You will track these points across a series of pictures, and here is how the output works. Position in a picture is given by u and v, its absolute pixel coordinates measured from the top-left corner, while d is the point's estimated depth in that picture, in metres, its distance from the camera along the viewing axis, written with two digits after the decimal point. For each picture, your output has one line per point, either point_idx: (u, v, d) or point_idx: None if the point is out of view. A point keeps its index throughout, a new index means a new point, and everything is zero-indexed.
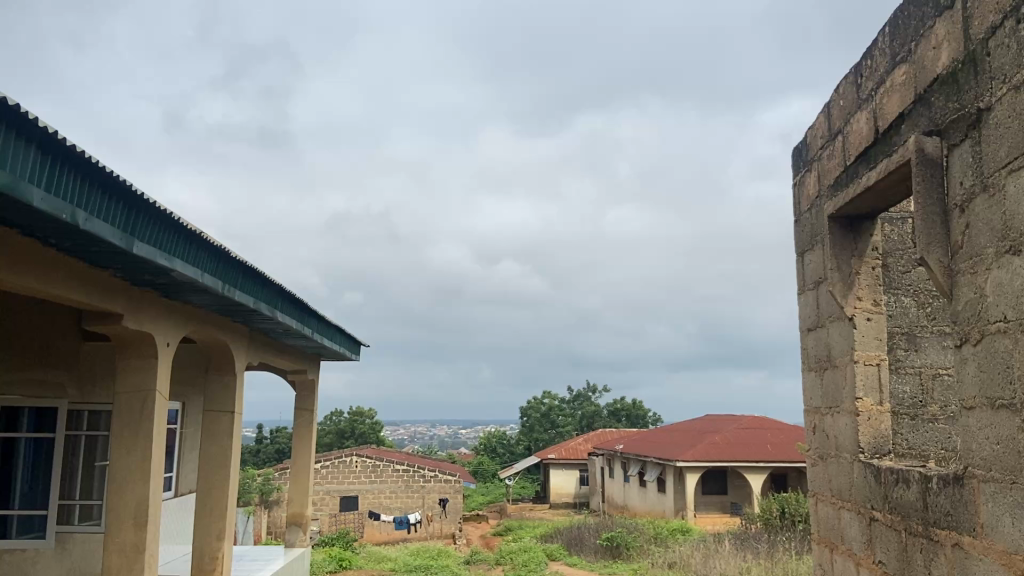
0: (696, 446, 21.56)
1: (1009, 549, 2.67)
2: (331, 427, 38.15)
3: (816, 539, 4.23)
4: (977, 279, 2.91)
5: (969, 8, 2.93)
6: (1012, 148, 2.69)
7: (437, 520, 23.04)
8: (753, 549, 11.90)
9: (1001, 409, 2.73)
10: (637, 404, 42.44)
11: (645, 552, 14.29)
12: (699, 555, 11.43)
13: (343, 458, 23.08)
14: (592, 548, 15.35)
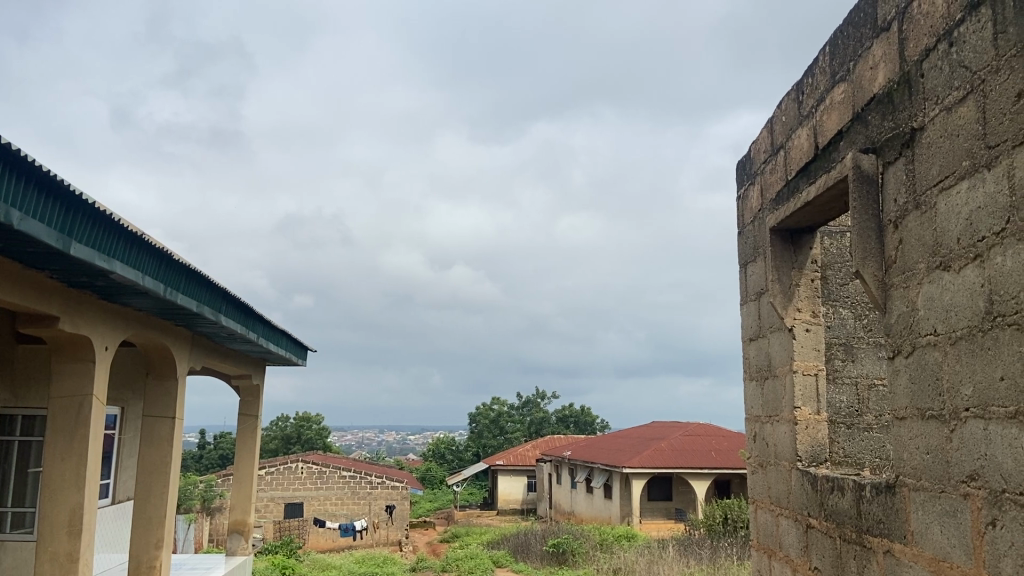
0: (640, 453, 21.85)
1: (938, 556, 2.76)
2: (277, 432, 37.64)
3: (756, 545, 4.30)
4: (909, 293, 3.00)
5: (904, 33, 3.03)
6: (944, 167, 2.80)
7: (383, 528, 22.86)
8: (695, 555, 12.07)
9: (931, 419, 2.83)
10: (586, 410, 42.81)
11: (590, 558, 14.41)
12: (644, 560, 11.56)
13: (287, 465, 22.68)
14: (538, 555, 15.39)
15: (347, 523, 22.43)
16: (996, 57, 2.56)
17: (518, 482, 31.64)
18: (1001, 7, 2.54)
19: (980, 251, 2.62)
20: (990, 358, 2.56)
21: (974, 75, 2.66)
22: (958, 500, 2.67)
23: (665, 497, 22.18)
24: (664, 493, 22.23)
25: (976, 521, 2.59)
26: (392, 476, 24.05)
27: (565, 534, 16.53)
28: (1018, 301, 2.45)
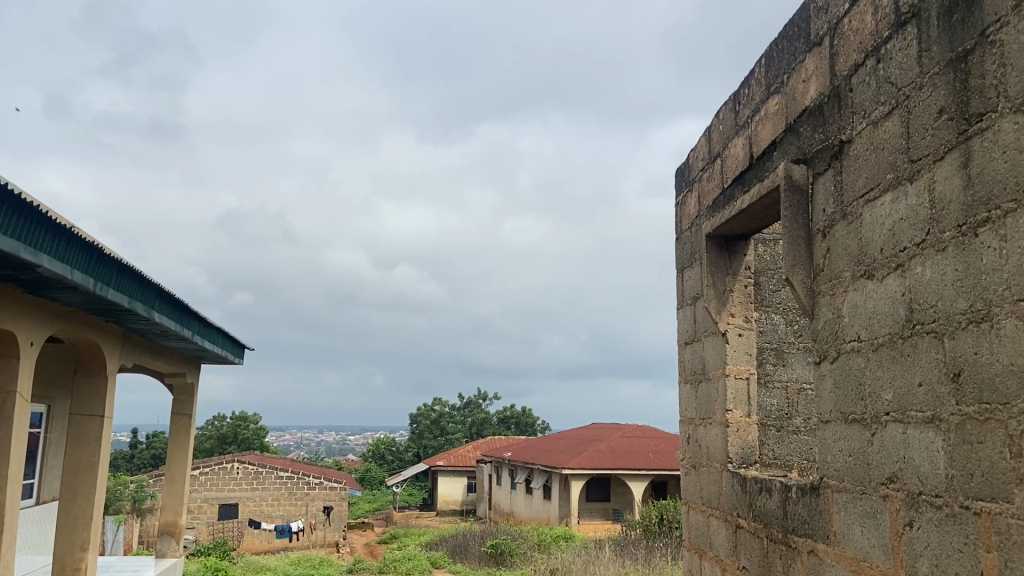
0: (580, 454, 22.10)
1: (858, 556, 2.86)
2: (212, 432, 36.89)
3: (687, 545, 4.37)
4: (836, 300, 3.09)
5: (835, 48, 3.13)
6: (869, 179, 2.91)
7: (320, 529, 22.59)
8: (629, 555, 12.21)
9: (854, 423, 2.93)
10: (528, 412, 43.03)
11: (528, 557, 14.48)
12: (582, 560, 11.67)
13: (223, 465, 22.21)
14: (476, 556, 15.40)
15: (283, 524, 22.04)
16: (920, 75, 2.69)
17: (459, 484, 31.56)
18: (926, 27, 2.66)
19: (902, 261, 2.74)
20: (909, 364, 2.68)
21: (899, 91, 2.78)
22: (878, 502, 2.77)
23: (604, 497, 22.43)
24: (602, 493, 22.48)
25: (894, 522, 2.70)
26: (332, 476, 23.77)
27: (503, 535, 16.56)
28: (937, 310, 2.58)
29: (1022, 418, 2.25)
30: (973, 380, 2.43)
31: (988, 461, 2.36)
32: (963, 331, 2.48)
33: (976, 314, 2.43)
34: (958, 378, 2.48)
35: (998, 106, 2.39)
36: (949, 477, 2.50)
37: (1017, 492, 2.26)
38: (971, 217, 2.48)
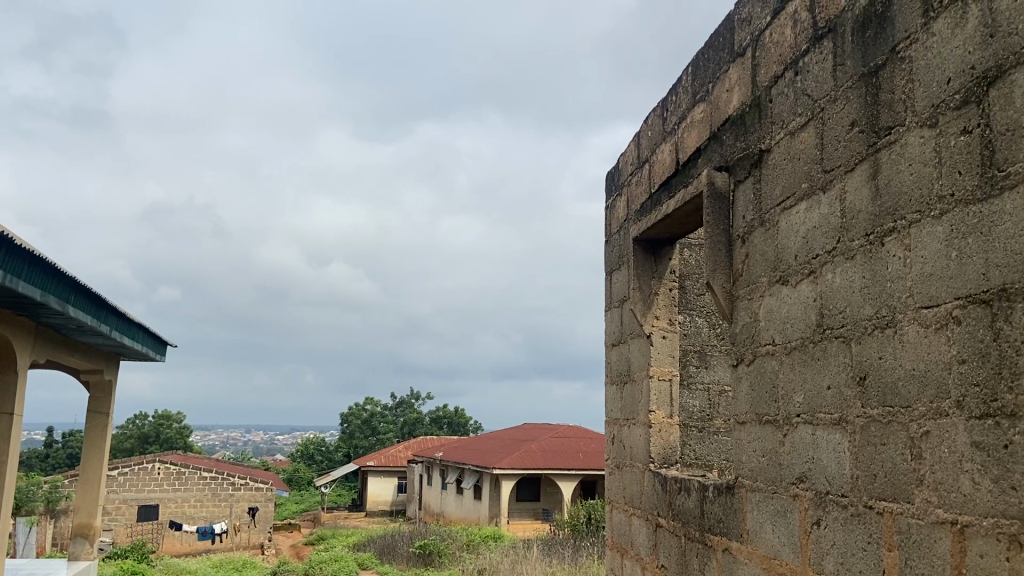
0: (512, 454, 22.22)
1: (770, 554, 2.93)
2: (132, 433, 35.83)
3: (609, 544, 4.43)
4: (753, 305, 3.18)
5: (757, 60, 3.22)
6: (786, 188, 3.00)
7: (244, 530, 22.19)
8: (556, 555, 12.29)
9: (767, 424, 3.01)
10: (461, 412, 43.00)
11: (456, 557, 14.48)
12: (509, 560, 11.71)
13: (144, 465, 21.56)
14: (403, 557, 15.35)
15: (207, 525, 21.57)
16: (834, 88, 2.78)
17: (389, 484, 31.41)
18: (841, 42, 2.76)
19: (814, 268, 2.84)
20: (819, 368, 2.78)
21: (814, 103, 2.87)
22: (787, 501, 2.86)
23: (535, 497, 22.63)
24: (533, 494, 22.56)
25: (802, 520, 2.78)
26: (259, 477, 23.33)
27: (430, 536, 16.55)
28: (845, 316, 2.68)
29: (922, 421, 2.36)
30: (877, 384, 2.54)
31: (890, 462, 2.46)
32: (869, 336, 2.58)
33: (882, 320, 2.54)
34: (863, 381, 2.59)
35: (906, 121, 2.50)
36: (853, 477, 2.59)
37: (917, 492, 2.37)
38: (879, 227, 2.58)
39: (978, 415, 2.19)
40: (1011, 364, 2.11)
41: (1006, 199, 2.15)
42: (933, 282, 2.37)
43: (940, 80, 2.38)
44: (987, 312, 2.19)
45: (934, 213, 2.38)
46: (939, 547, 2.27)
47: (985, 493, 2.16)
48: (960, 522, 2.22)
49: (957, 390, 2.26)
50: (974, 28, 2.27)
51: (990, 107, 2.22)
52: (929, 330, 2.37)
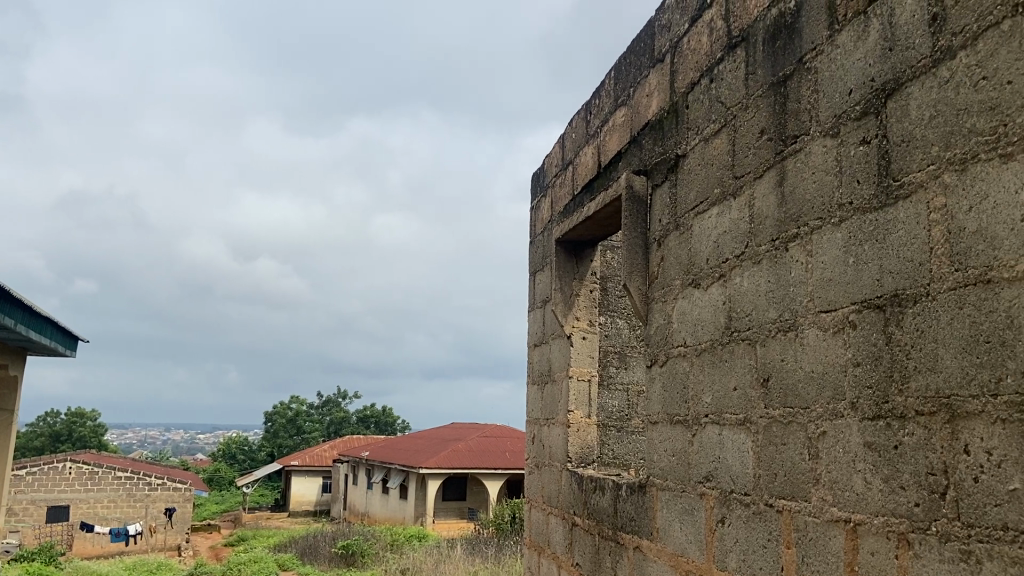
0: (440, 454, 22.19)
1: (677, 552, 2.99)
2: (45, 432, 34.60)
3: (528, 542, 4.45)
4: (667, 307, 3.25)
5: (675, 66, 3.28)
6: (699, 193, 3.08)
7: (160, 531, 21.49)
8: (481, 555, 12.28)
9: (678, 424, 3.09)
10: (388, 412, 42.76)
11: (378, 557, 14.35)
12: (433, 559, 11.67)
13: (54, 465, 20.91)
14: (326, 557, 15.23)
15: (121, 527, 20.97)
16: (745, 96, 2.85)
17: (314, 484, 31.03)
18: (753, 51, 2.83)
19: (724, 272, 2.92)
20: (726, 369, 2.86)
21: (727, 110, 2.95)
22: (694, 500, 2.93)
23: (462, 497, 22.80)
24: (457, 493, 22.85)
25: (708, 518, 2.85)
26: (177, 478, 22.66)
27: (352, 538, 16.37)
28: (751, 319, 2.77)
29: (820, 422, 2.45)
30: (779, 385, 2.62)
31: (789, 461, 2.54)
32: (772, 339, 2.67)
33: (784, 323, 2.62)
34: (767, 383, 2.67)
35: (810, 130, 2.57)
36: (756, 476, 2.67)
37: (814, 490, 2.45)
38: (783, 233, 2.66)
39: (870, 416, 2.29)
40: (901, 367, 2.21)
41: (900, 208, 2.25)
42: (831, 288, 2.46)
43: (842, 91, 2.46)
44: (881, 317, 2.28)
45: (834, 220, 2.47)
46: (833, 545, 2.36)
47: (876, 492, 2.25)
48: (852, 521, 2.31)
49: (852, 392, 2.35)
50: (873, 42, 2.36)
51: (887, 120, 2.31)
52: (827, 334, 2.45)
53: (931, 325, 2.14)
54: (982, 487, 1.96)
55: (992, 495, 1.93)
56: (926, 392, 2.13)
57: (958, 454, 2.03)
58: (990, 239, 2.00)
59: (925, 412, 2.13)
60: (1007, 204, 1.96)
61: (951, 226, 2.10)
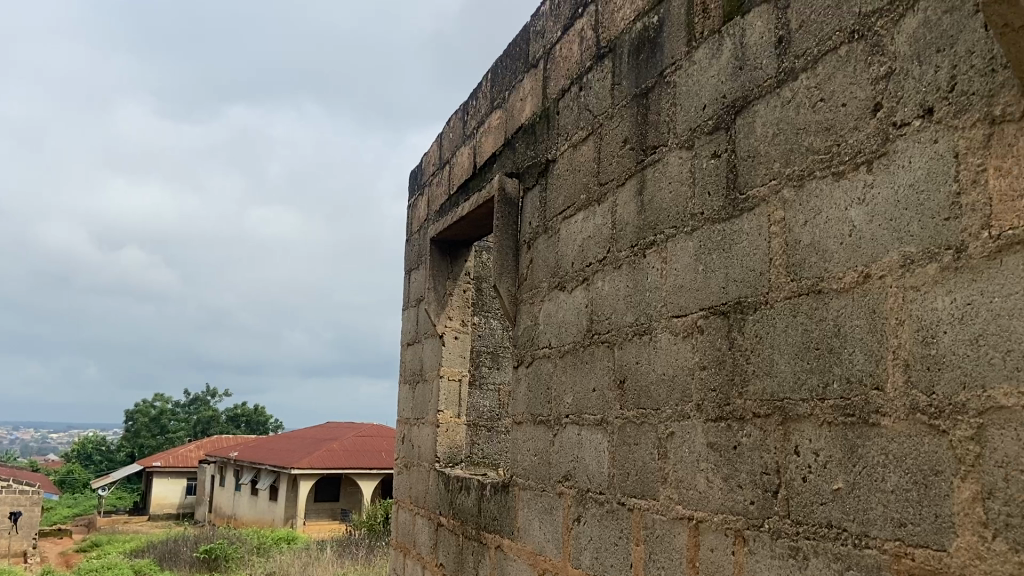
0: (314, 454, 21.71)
1: (536, 550, 3.12)
2: None
3: (394, 544, 4.47)
4: (534, 308, 3.46)
5: (547, 73, 3.52)
6: (567, 199, 3.30)
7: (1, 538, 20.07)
8: (351, 556, 12.13)
9: (541, 424, 3.25)
10: (262, 412, 41.62)
11: (245, 561, 13.94)
12: (300, 563, 11.46)
13: None
14: (187, 562, 14.69)
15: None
16: (611, 106, 3.07)
17: (178, 485, 29.81)
18: (618, 62, 3.06)
19: (587, 275, 3.12)
20: (587, 370, 3.04)
21: (594, 118, 3.17)
22: (553, 499, 3.06)
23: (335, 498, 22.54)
24: (330, 494, 22.56)
25: (565, 517, 2.98)
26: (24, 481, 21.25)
27: (220, 540, 15.80)
28: (610, 322, 2.95)
29: (668, 422, 2.60)
30: (634, 387, 2.79)
31: (641, 460, 2.68)
32: (629, 341, 2.84)
33: (640, 327, 2.80)
34: (623, 384, 2.84)
35: (668, 141, 2.78)
36: (610, 475, 2.81)
37: (661, 489, 2.58)
38: (641, 240, 2.85)
39: (713, 417, 2.43)
40: (741, 371, 2.36)
41: (745, 220, 2.43)
42: (683, 294, 2.63)
43: (697, 105, 2.66)
44: (725, 322, 2.44)
45: (687, 230, 2.65)
46: (677, 541, 2.47)
47: (716, 490, 2.37)
48: (695, 518, 2.43)
49: (698, 394, 2.51)
50: (726, 60, 2.55)
51: (737, 134, 2.50)
52: (678, 338, 2.62)
53: (768, 332, 2.29)
54: (810, 487, 2.09)
55: (818, 494, 2.06)
56: (762, 396, 2.28)
57: (789, 454, 2.16)
58: (821, 252, 2.17)
59: (762, 414, 2.27)
60: (837, 220, 2.13)
61: (788, 239, 2.27)
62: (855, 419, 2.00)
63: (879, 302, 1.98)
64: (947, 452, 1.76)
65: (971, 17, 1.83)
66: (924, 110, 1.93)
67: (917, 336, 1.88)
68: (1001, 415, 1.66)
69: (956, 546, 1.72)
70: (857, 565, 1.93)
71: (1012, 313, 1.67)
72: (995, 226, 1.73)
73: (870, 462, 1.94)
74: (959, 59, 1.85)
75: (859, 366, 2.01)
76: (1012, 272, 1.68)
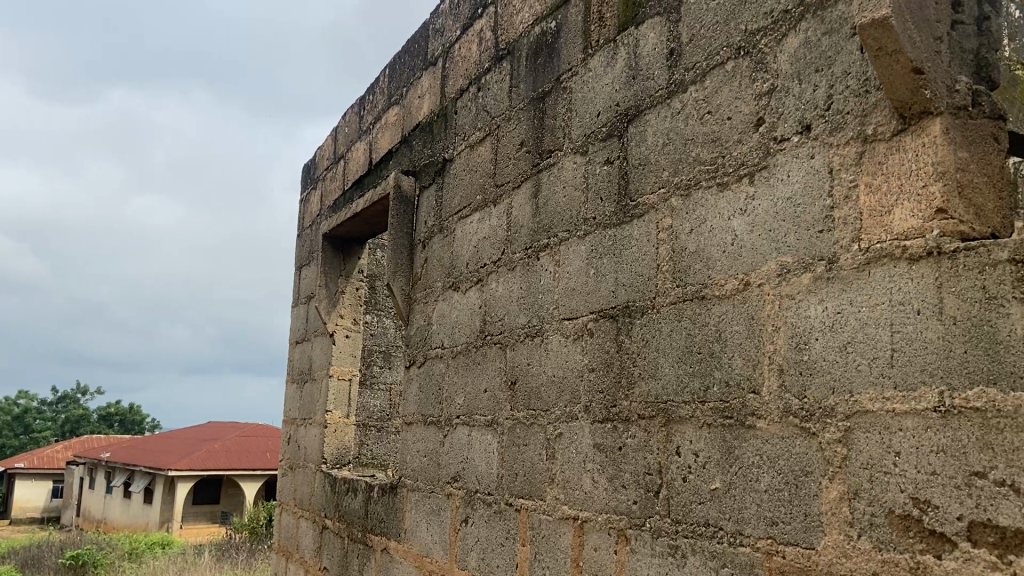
0: (195, 453, 20.92)
1: (422, 552, 3.10)
2: None
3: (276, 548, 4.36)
4: (427, 308, 3.45)
5: (445, 71, 3.54)
6: (463, 199, 3.32)
7: None
8: (230, 561, 11.70)
9: (431, 425, 3.24)
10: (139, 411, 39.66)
11: (114, 567, 13.25)
12: (172, 568, 11.00)
13: None
14: (50, 570, 13.81)
15: None
16: (509, 108, 3.12)
17: (42, 488, 28.01)
18: (516, 64, 3.10)
19: (481, 276, 3.14)
20: (478, 371, 3.05)
21: (492, 120, 3.21)
22: (442, 500, 3.06)
23: (212, 500, 21.77)
24: (209, 496, 21.73)
25: (453, 518, 2.99)
26: None
27: (88, 545, 14.91)
28: (503, 324, 2.97)
29: (557, 423, 2.64)
30: (524, 388, 2.81)
31: (529, 461, 2.71)
32: (521, 343, 2.87)
33: (532, 329, 2.83)
34: (514, 385, 2.86)
35: (563, 146, 2.84)
36: (499, 476, 2.82)
37: (549, 489, 2.61)
38: (535, 243, 2.89)
39: (600, 419, 2.48)
40: (628, 373, 2.42)
41: (634, 226, 2.49)
42: (575, 297, 2.67)
43: (592, 112, 2.73)
44: (614, 326, 2.50)
45: (580, 234, 2.70)
46: (562, 541, 2.51)
47: (601, 490, 2.42)
48: (580, 518, 2.47)
49: (586, 396, 2.56)
50: (620, 69, 2.63)
51: (629, 142, 2.56)
52: (568, 340, 2.67)
53: (654, 335, 2.36)
54: (689, 487, 2.16)
55: (697, 494, 2.13)
56: (647, 398, 2.34)
57: (671, 455, 2.23)
58: (705, 259, 2.25)
59: (646, 416, 2.33)
60: (721, 229, 2.21)
61: (675, 246, 2.34)
62: (733, 421, 2.08)
63: (757, 309, 2.07)
64: (817, 454, 1.86)
65: (847, 40, 1.93)
66: (803, 126, 2.03)
67: (791, 343, 1.97)
68: (866, 419, 1.77)
69: (823, 544, 1.81)
70: (732, 562, 2.00)
71: (878, 323, 1.78)
72: (864, 240, 1.84)
73: (746, 463, 2.02)
74: (836, 79, 1.95)
75: (737, 370, 2.09)
76: (879, 284, 1.79)
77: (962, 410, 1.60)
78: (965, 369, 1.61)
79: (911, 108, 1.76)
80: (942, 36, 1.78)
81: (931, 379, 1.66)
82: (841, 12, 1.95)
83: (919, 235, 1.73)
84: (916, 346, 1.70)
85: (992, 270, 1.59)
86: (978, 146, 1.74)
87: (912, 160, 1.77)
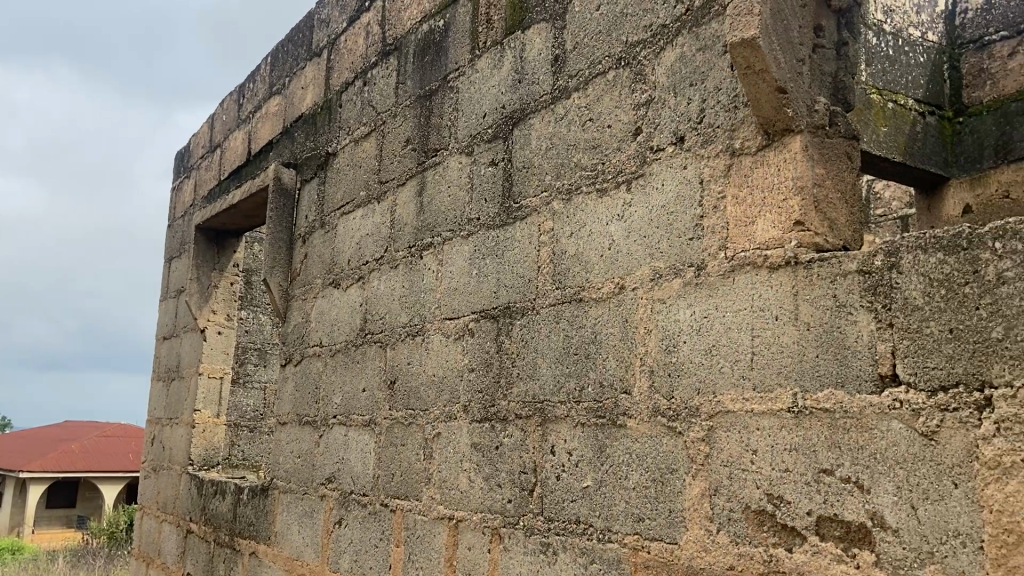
0: (52, 453, 19.60)
1: (292, 555, 3.03)
2: None
3: (135, 554, 4.18)
4: (306, 305, 3.37)
5: (330, 63, 3.47)
6: (346, 194, 3.27)
7: None
8: (85, 566, 11.03)
9: (306, 425, 3.17)
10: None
11: None
12: None
13: None
14: None
15: None
16: (395, 104, 3.10)
17: None
18: (403, 60, 3.08)
19: (363, 274, 3.10)
20: (357, 370, 3.00)
21: (377, 115, 3.18)
22: (315, 502, 3.00)
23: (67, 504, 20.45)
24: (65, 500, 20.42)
25: (327, 520, 2.93)
26: None
27: None
28: (384, 323, 2.94)
29: (435, 423, 2.63)
30: (403, 388, 2.79)
31: (406, 461, 2.69)
32: (402, 342, 2.85)
33: (413, 328, 2.81)
34: (393, 385, 2.83)
35: (448, 146, 2.84)
36: (375, 476, 2.79)
37: (424, 490, 2.61)
38: (419, 241, 2.87)
39: (478, 418, 2.50)
40: (507, 373, 2.44)
41: (517, 228, 2.52)
42: (457, 297, 2.67)
43: (477, 113, 2.75)
44: (495, 326, 2.52)
45: (463, 234, 2.70)
46: (437, 541, 2.51)
47: (477, 490, 2.44)
48: (455, 518, 2.48)
49: (465, 396, 2.56)
50: (507, 71, 2.66)
51: (514, 144, 2.59)
52: (449, 340, 2.66)
53: (533, 336, 2.39)
54: (562, 485, 2.20)
55: (569, 492, 2.18)
56: (525, 398, 2.37)
57: (546, 454, 2.27)
58: (584, 263, 2.30)
59: (523, 416, 2.36)
60: (599, 233, 2.26)
61: (555, 248, 2.38)
62: (605, 420, 2.13)
63: (631, 312, 2.14)
64: (682, 452, 1.94)
65: (720, 57, 2.03)
66: (677, 137, 2.11)
67: (662, 345, 2.05)
68: (727, 419, 1.86)
69: (685, 539, 1.89)
70: (600, 558, 2.06)
71: (740, 328, 1.88)
72: (730, 248, 1.94)
73: (616, 462, 2.08)
74: (709, 94, 2.04)
75: (611, 371, 2.15)
76: (742, 290, 1.89)
77: (812, 411, 1.71)
78: (816, 371, 1.72)
79: (775, 125, 1.87)
80: (805, 58, 1.89)
81: (787, 381, 1.76)
82: (715, 29, 2.04)
83: (778, 245, 1.84)
84: (774, 350, 1.80)
85: (842, 280, 1.70)
86: (833, 163, 1.86)
87: (774, 175, 1.87)
